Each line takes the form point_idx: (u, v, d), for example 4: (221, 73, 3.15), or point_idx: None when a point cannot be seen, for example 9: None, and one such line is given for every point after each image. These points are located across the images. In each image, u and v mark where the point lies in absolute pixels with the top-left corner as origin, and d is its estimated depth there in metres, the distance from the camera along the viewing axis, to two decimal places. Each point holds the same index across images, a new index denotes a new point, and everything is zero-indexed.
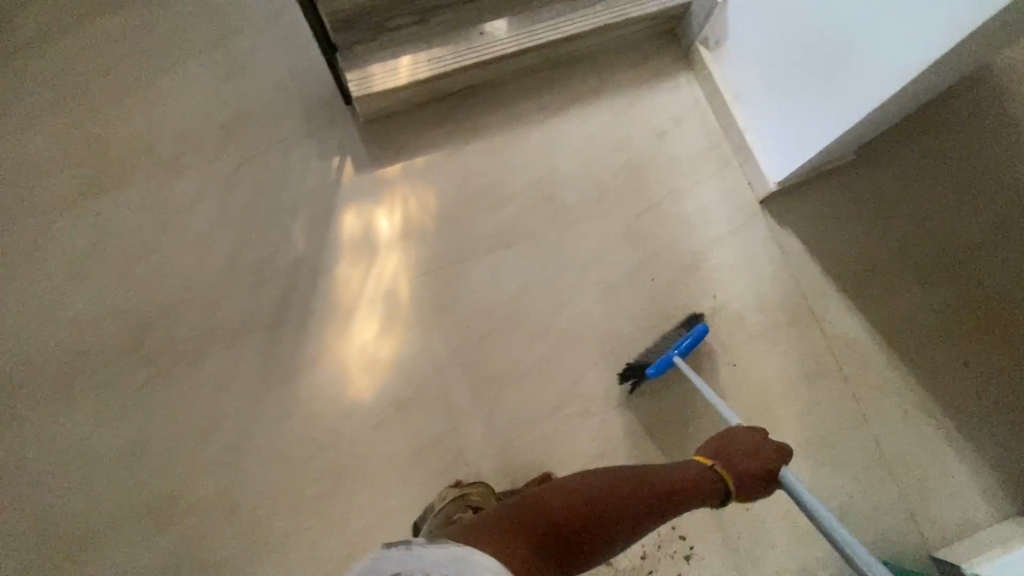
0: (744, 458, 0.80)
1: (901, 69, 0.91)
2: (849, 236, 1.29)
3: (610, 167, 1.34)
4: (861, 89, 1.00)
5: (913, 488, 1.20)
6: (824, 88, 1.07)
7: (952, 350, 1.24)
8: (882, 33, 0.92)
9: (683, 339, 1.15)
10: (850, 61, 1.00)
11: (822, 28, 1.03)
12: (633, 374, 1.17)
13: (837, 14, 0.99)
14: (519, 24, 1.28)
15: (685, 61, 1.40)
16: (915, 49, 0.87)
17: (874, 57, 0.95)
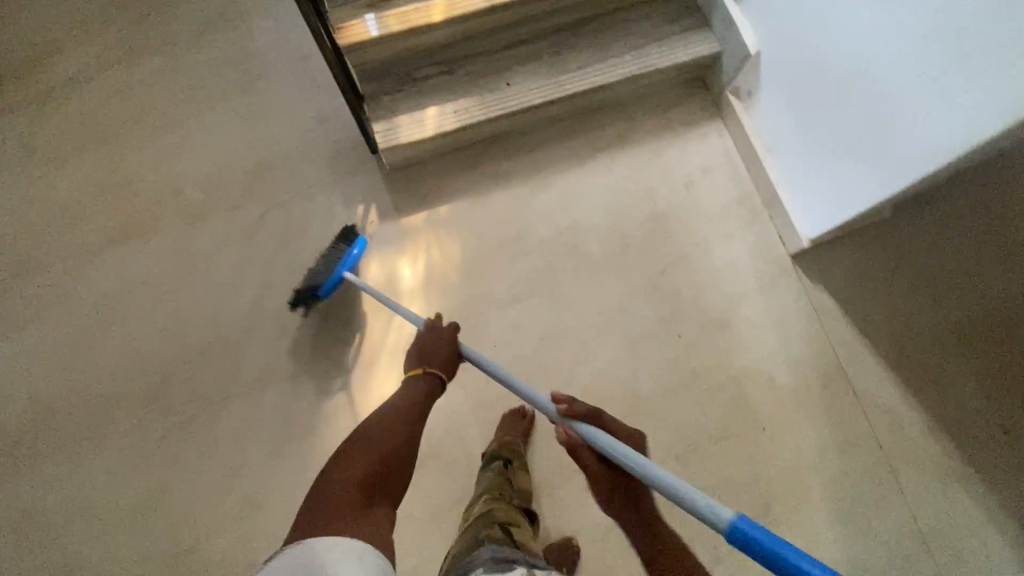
0: (432, 351, 0.88)
1: (936, 152, 0.89)
2: (883, 295, 1.25)
3: (635, 218, 1.32)
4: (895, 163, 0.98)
5: (952, 566, 1.14)
6: (862, 152, 1.04)
7: (998, 418, 1.18)
8: (920, 112, 0.90)
9: (346, 255, 1.16)
10: (890, 129, 0.96)
11: (858, 96, 1.01)
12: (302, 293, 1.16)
13: (880, 81, 0.96)
14: (545, 75, 1.27)
15: (715, 110, 1.38)
16: (960, 129, 0.84)
17: (913, 131, 0.92)
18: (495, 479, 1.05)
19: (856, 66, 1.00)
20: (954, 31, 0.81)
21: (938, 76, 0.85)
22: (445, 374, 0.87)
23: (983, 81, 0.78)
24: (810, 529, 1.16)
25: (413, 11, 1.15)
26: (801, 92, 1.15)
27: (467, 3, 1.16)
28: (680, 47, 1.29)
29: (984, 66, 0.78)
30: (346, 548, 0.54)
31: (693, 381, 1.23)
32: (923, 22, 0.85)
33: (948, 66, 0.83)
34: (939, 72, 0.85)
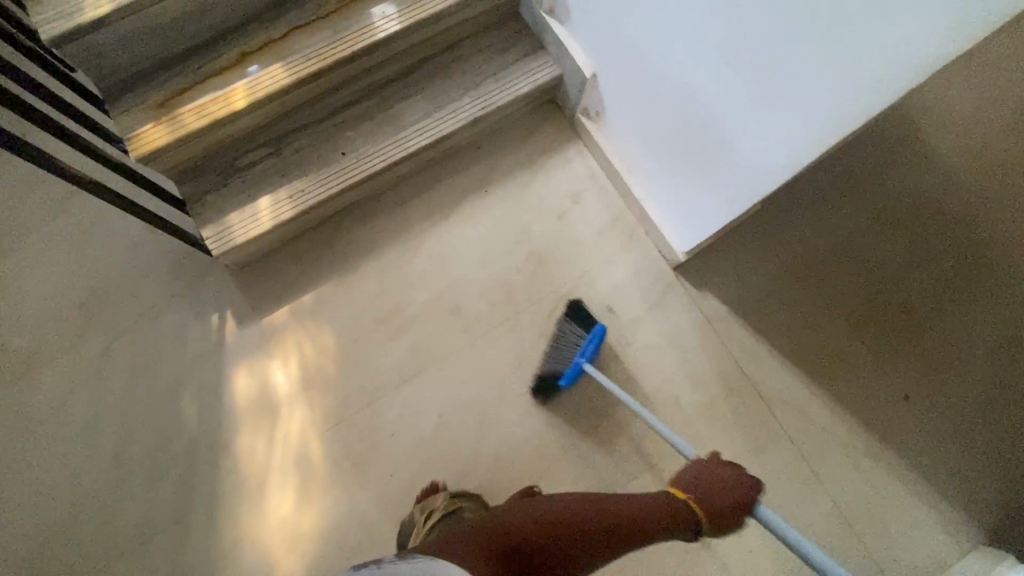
0: (714, 491, 0.76)
1: (769, 174, 0.90)
2: (770, 288, 1.24)
3: (513, 263, 1.25)
4: (736, 184, 0.98)
5: (877, 543, 1.16)
6: (708, 167, 1.02)
7: (895, 385, 1.21)
8: (748, 137, 0.89)
9: (587, 341, 1.14)
10: (727, 145, 0.95)
11: (691, 119, 0.99)
12: (542, 380, 1.17)
13: (706, 97, 0.93)
14: (382, 134, 1.17)
15: (572, 131, 1.32)
16: (790, 144, 0.82)
17: (745, 154, 0.92)
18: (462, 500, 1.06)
19: (682, 83, 0.96)
20: (763, 48, 0.78)
21: (759, 90, 0.82)
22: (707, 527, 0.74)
23: (802, 95, 0.76)
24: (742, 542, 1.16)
25: (210, 101, 1.04)
26: (640, 115, 1.12)
27: (270, 81, 1.05)
28: (519, 77, 1.22)
29: (799, 82, 0.76)
30: None
31: (605, 422, 1.18)
32: (734, 38, 0.82)
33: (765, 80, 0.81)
34: (760, 91, 0.82)
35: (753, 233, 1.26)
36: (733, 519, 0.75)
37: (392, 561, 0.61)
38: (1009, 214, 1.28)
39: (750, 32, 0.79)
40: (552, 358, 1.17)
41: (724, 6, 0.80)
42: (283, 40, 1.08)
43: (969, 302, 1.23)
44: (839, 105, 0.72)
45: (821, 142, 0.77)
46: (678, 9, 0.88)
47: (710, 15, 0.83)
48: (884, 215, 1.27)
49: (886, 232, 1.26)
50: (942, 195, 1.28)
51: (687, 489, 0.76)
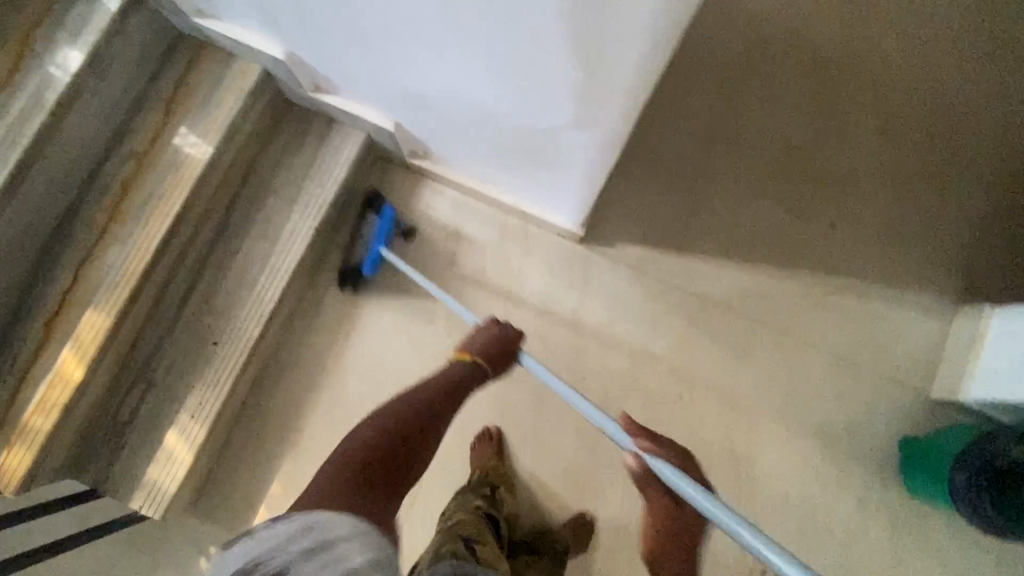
0: (487, 344, 0.84)
1: (601, 142, 0.85)
2: (667, 206, 1.24)
3: (438, 329, 1.19)
4: (579, 162, 0.93)
5: (885, 362, 1.20)
6: (552, 168, 0.98)
7: (818, 221, 1.24)
8: (562, 128, 0.83)
9: (377, 231, 1.17)
10: (556, 150, 0.90)
11: (502, 131, 0.92)
12: (347, 273, 1.18)
13: (511, 121, 0.87)
14: (239, 299, 1.07)
15: (412, 175, 1.24)
16: (601, 119, 0.77)
17: (570, 141, 0.86)
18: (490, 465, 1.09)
19: (481, 115, 0.89)
20: (517, 60, 0.70)
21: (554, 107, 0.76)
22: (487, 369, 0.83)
23: (594, 102, 0.71)
24: (779, 434, 1.18)
25: (46, 391, 0.91)
26: (457, 142, 1.04)
27: (92, 333, 0.93)
28: (330, 163, 1.13)
29: None
30: (345, 527, 0.53)
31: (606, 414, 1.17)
32: (486, 60, 0.73)
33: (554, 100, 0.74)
34: (543, 92, 0.76)
35: (624, 169, 1.25)
36: (504, 363, 0.86)
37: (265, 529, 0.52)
38: (815, 17, 1.31)
39: (511, 65, 0.71)
40: (353, 247, 1.19)
41: (454, 34, 0.70)
42: (76, 285, 0.95)
43: (826, 112, 1.27)
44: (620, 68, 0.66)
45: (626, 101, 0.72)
46: (416, 55, 0.79)
47: (449, 49, 0.74)
48: (721, 83, 1.28)
49: (730, 98, 1.28)
50: (753, 34, 1.30)
51: (473, 352, 0.83)
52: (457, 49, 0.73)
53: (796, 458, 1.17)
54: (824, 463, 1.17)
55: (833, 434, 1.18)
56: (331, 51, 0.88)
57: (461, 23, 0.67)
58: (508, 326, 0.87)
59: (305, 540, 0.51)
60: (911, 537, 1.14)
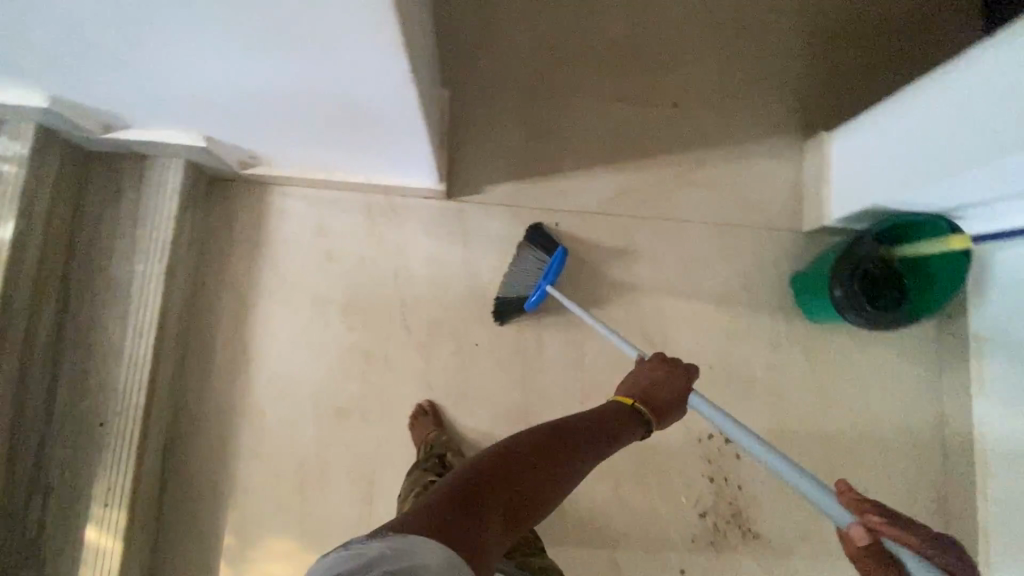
0: (658, 389, 0.86)
1: (401, 98, 0.80)
2: (518, 135, 1.24)
3: (337, 330, 1.16)
4: (395, 117, 0.88)
5: (758, 214, 1.27)
6: (382, 132, 0.94)
7: (660, 105, 1.28)
8: (354, 93, 0.78)
9: (547, 266, 1.14)
10: (373, 112, 0.86)
11: (304, 109, 0.86)
12: (508, 303, 1.17)
13: (314, 98, 0.81)
14: (110, 372, 1.01)
15: (255, 186, 1.17)
16: (381, 75, 0.72)
17: (370, 101, 0.81)
18: (433, 436, 1.09)
19: (282, 100, 0.83)
20: (260, 44, 0.64)
21: (343, 73, 0.71)
22: (649, 419, 0.82)
23: (375, 60, 0.67)
24: (688, 312, 1.24)
25: None
26: (273, 132, 0.97)
27: None
28: (157, 203, 1.06)
29: (318, 45, 0.63)
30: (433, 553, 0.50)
31: (526, 350, 1.20)
32: (232, 50, 0.66)
33: (337, 67, 0.69)
34: (309, 66, 0.70)
35: (467, 113, 1.23)
36: (670, 413, 0.85)
37: (362, 542, 0.51)
38: None
39: (271, 46, 0.65)
40: (518, 282, 1.17)
41: (182, 38, 0.63)
42: None
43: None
44: (362, 36, 0.60)
45: (393, 60, 0.67)
46: (164, 64, 0.71)
47: (189, 49, 0.67)
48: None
49: (545, 12, 1.27)
50: None
51: (636, 396, 0.84)
52: (210, 48, 0.66)
53: (709, 329, 1.24)
54: (734, 323, 1.25)
55: (733, 295, 1.25)
56: (81, 81, 0.78)
57: (177, 23, 0.60)
58: (677, 361, 0.90)
59: (392, 562, 0.48)
60: (826, 359, 1.25)
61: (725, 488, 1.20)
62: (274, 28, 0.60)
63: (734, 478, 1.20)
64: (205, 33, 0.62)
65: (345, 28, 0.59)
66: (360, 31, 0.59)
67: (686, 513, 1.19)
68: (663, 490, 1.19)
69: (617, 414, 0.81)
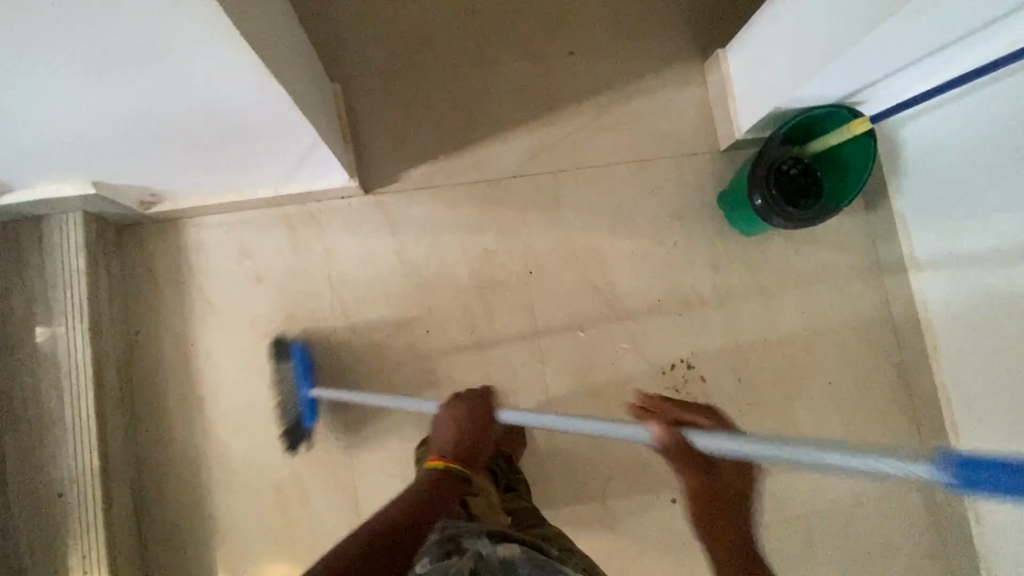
0: (473, 413, 0.94)
1: (271, 99, 0.79)
2: (422, 115, 1.23)
3: (284, 347, 1.15)
4: (277, 123, 0.87)
5: (674, 142, 1.28)
6: (273, 143, 0.93)
7: (556, 55, 1.28)
8: (220, 102, 0.76)
9: (297, 373, 1.07)
10: (255, 122, 0.84)
11: (182, 135, 0.84)
12: (294, 435, 1.07)
13: (189, 116, 0.78)
14: (57, 441, 0.99)
15: (167, 224, 1.14)
16: (236, 76, 0.70)
17: (242, 109, 0.79)
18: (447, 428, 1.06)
19: (157, 126, 0.80)
20: (92, 58, 0.62)
21: (206, 78, 0.70)
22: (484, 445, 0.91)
23: (219, 54, 0.65)
24: (627, 252, 1.26)
25: None
26: (163, 167, 0.94)
27: None
28: (65, 262, 1.03)
29: (151, 45, 0.61)
30: None
31: (477, 324, 1.20)
32: (69, 74, 0.64)
33: (196, 70, 0.67)
34: (158, 78, 0.68)
35: (366, 104, 1.22)
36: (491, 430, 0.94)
37: None
38: None
39: (120, 54, 0.62)
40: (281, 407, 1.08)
41: (12, 67, 0.61)
42: None
43: None
44: (189, 22, 0.59)
45: (237, 52, 0.65)
46: (11, 109, 0.69)
47: (27, 84, 0.64)
48: None
49: None
50: None
51: (449, 456, 0.85)
52: (56, 70, 0.63)
53: (650, 264, 1.26)
54: (673, 253, 1.26)
55: (666, 226, 1.27)
56: None
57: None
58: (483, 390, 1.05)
59: None
60: (767, 267, 1.27)
61: (698, 411, 1.23)
62: (113, 25, 0.58)
63: (704, 400, 1.23)
64: (43, 47, 0.59)
65: (183, 14, 0.58)
66: (184, 15, 0.58)
67: None
68: None
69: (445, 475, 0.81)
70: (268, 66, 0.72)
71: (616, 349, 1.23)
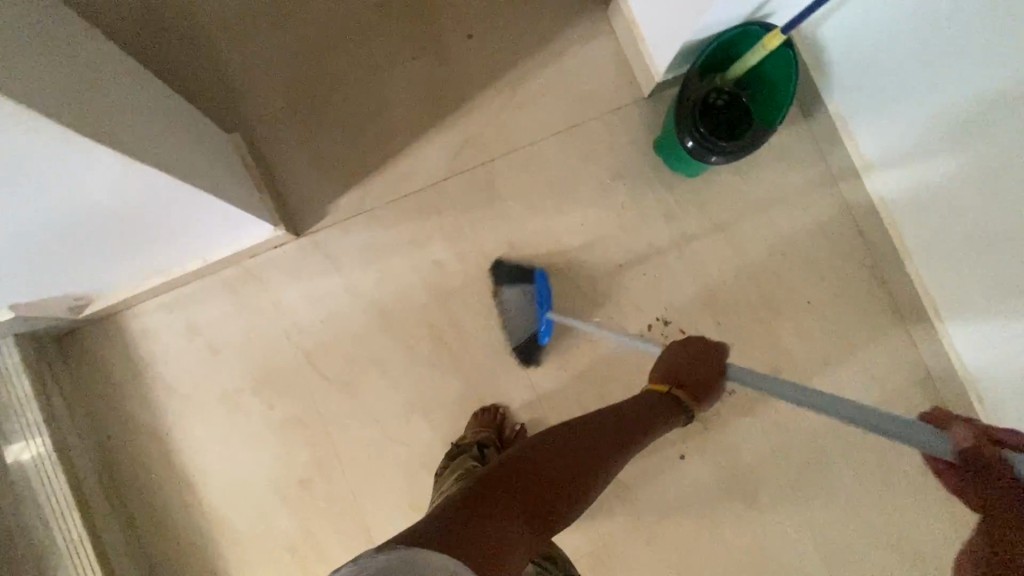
0: (689, 368, 0.88)
1: (159, 181, 0.75)
2: (335, 142, 1.18)
3: (260, 410, 1.13)
4: (178, 201, 0.83)
5: (597, 100, 1.23)
6: (178, 217, 0.88)
7: (454, 43, 1.22)
8: (106, 199, 0.73)
9: (538, 295, 1.15)
10: (147, 203, 0.79)
11: (84, 239, 0.81)
12: (523, 348, 1.17)
13: (70, 217, 0.73)
14: (55, 566, 0.98)
15: (105, 320, 1.11)
16: (108, 171, 0.67)
17: (132, 199, 0.76)
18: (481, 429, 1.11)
19: (41, 236, 0.75)
20: None
21: (69, 177, 0.64)
22: (693, 400, 0.85)
23: (79, 158, 0.62)
24: (578, 225, 1.22)
25: None
26: (81, 271, 0.92)
27: None
28: (8, 390, 1.00)
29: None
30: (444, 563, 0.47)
31: (446, 336, 1.18)
32: None
33: (54, 173, 0.62)
34: (24, 195, 0.64)
35: (275, 145, 1.17)
36: (712, 391, 0.86)
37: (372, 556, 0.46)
38: None
39: None
40: (515, 326, 1.17)
41: None
42: None
43: None
44: (28, 138, 0.55)
45: (98, 150, 0.62)
46: None
47: None
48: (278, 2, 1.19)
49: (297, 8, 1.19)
50: None
51: (673, 382, 0.87)
52: None
53: (603, 230, 1.22)
54: (623, 213, 1.23)
55: (609, 188, 1.23)
56: None
57: None
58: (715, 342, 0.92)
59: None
60: (719, 204, 1.24)
61: None
62: None
63: None
64: None
65: (8, 127, 0.52)
66: (20, 134, 0.54)
67: None
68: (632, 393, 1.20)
69: (654, 407, 0.83)
70: (137, 152, 0.68)
71: (590, 325, 1.21)
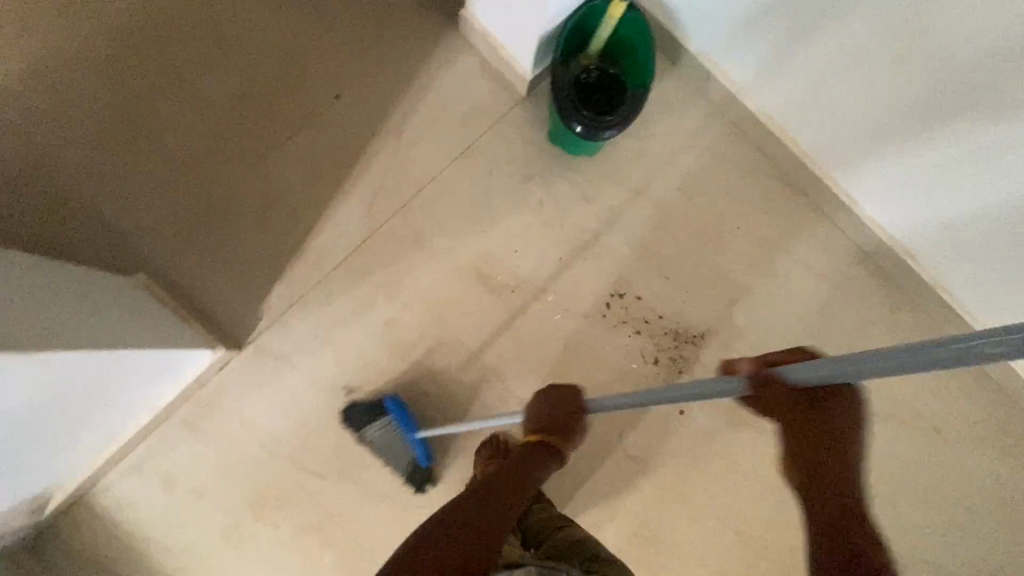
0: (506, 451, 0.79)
1: (77, 361, 0.72)
2: (243, 245, 1.15)
3: (266, 532, 1.09)
4: (103, 369, 0.79)
5: (480, 114, 1.25)
6: (110, 382, 0.84)
7: (325, 110, 1.21)
8: (29, 403, 0.69)
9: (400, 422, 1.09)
10: (71, 386, 0.75)
11: (21, 446, 0.76)
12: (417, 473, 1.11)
13: (10, 430, 0.70)
14: None
15: (72, 508, 1.04)
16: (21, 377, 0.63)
17: (55, 389, 0.72)
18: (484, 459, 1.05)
19: None
20: None
21: None
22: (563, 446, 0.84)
23: None
24: (506, 236, 1.24)
25: None
26: (30, 475, 0.86)
27: None
28: None
29: None
30: None
31: (422, 389, 1.17)
32: None
33: None
34: None
35: (184, 270, 1.12)
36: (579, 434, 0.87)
37: None
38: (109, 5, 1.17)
39: None
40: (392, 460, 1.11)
41: None
42: None
43: (219, 48, 1.19)
44: None
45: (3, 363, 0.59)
46: None
47: None
48: (133, 131, 1.14)
49: (155, 131, 1.15)
50: (95, 73, 1.15)
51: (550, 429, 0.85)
52: None
53: (532, 232, 1.24)
54: (544, 209, 1.25)
55: (523, 192, 1.25)
56: None
57: None
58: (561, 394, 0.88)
59: None
60: (626, 169, 1.29)
61: (653, 326, 1.25)
62: None
63: (651, 313, 1.26)
64: None
65: None
66: None
67: (645, 371, 1.23)
68: (615, 372, 1.22)
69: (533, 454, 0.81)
70: (46, 345, 0.65)
71: (552, 325, 1.23)
